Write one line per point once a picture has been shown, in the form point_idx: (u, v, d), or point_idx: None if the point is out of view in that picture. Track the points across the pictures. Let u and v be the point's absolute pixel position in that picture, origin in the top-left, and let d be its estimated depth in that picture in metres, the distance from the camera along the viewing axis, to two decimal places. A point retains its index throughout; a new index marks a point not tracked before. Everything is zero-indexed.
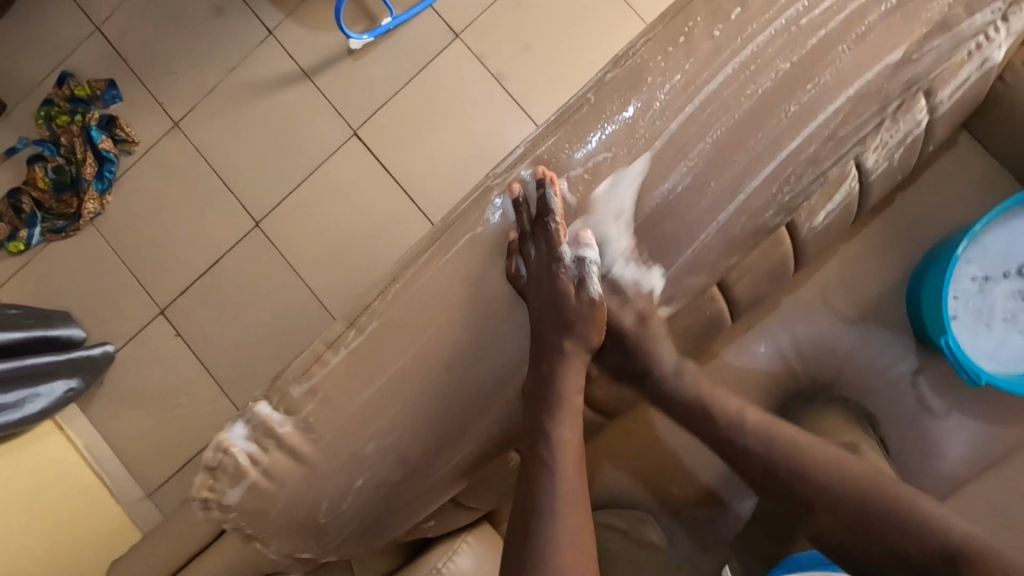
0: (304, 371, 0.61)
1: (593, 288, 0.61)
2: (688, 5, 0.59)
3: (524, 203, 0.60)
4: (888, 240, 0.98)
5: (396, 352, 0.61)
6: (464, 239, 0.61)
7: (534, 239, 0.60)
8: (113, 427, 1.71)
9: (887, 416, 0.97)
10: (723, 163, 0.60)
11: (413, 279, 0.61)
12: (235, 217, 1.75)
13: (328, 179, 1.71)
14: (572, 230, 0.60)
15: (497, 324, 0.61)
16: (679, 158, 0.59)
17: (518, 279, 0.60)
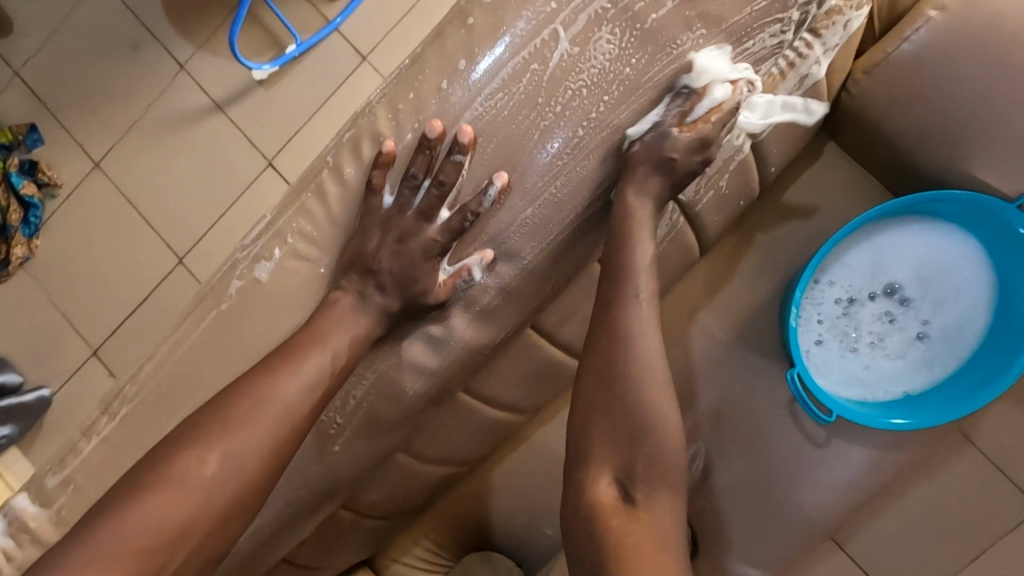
0: (59, 461, 0.59)
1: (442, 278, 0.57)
2: (422, 55, 0.55)
3: (432, 148, 0.53)
4: (761, 258, 0.90)
5: (146, 439, 0.58)
6: (212, 317, 0.58)
7: (415, 179, 0.54)
8: None
9: (762, 447, 0.90)
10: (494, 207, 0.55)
11: (162, 360, 0.59)
12: (158, 254, 1.73)
13: (245, 209, 1.68)
14: (488, 248, 0.57)
15: None
16: (420, 221, 0.55)
17: (373, 190, 0.55)
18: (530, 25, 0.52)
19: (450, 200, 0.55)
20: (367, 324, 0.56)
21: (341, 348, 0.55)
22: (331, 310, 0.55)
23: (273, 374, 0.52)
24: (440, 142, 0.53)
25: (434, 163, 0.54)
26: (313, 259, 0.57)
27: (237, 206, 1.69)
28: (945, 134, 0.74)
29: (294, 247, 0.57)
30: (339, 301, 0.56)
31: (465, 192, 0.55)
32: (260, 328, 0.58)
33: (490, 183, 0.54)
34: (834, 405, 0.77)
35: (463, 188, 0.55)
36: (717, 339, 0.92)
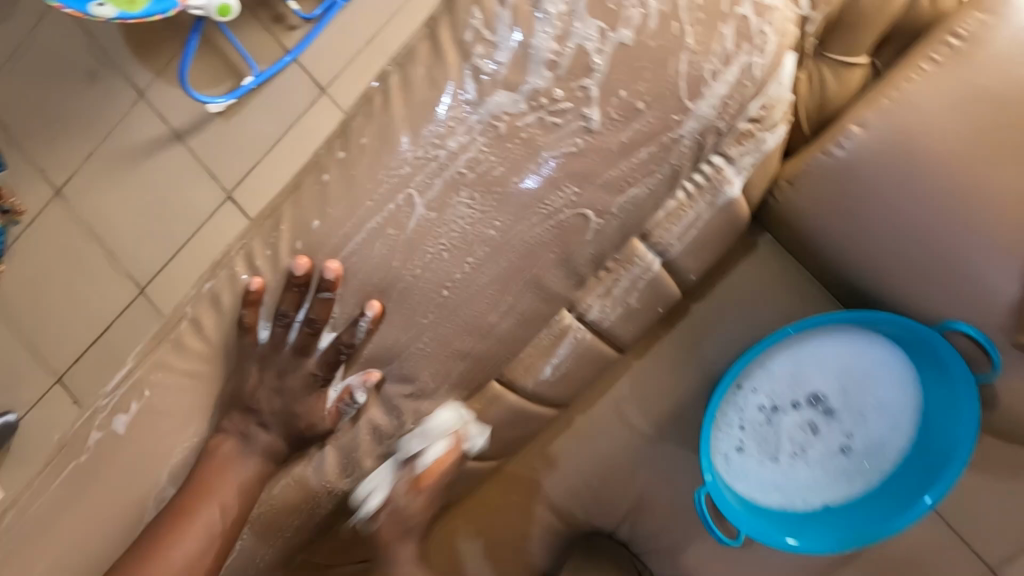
0: None
1: (330, 401, 0.54)
2: (279, 206, 0.52)
3: (298, 285, 0.50)
4: (686, 353, 0.88)
5: None
6: (69, 468, 0.56)
7: (283, 320, 0.51)
8: None
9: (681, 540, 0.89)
10: (363, 361, 0.54)
11: (21, 509, 0.56)
12: (119, 283, 1.56)
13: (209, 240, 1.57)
14: (371, 369, 0.54)
15: (98, 558, 0.55)
16: (296, 357, 0.52)
17: (244, 327, 0.52)
18: (384, 186, 0.49)
19: (323, 334, 0.52)
20: (234, 496, 0.52)
21: (198, 530, 0.50)
22: (190, 490, 0.51)
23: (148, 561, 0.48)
24: (305, 279, 0.50)
25: (305, 299, 0.51)
26: (172, 412, 0.54)
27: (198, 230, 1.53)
28: (872, 252, 0.70)
29: (150, 403, 0.54)
30: (199, 470, 0.52)
31: (339, 326, 0.52)
32: (116, 483, 0.55)
33: (362, 314, 0.51)
34: (744, 522, 0.75)
35: (337, 322, 0.52)
36: (644, 433, 0.90)
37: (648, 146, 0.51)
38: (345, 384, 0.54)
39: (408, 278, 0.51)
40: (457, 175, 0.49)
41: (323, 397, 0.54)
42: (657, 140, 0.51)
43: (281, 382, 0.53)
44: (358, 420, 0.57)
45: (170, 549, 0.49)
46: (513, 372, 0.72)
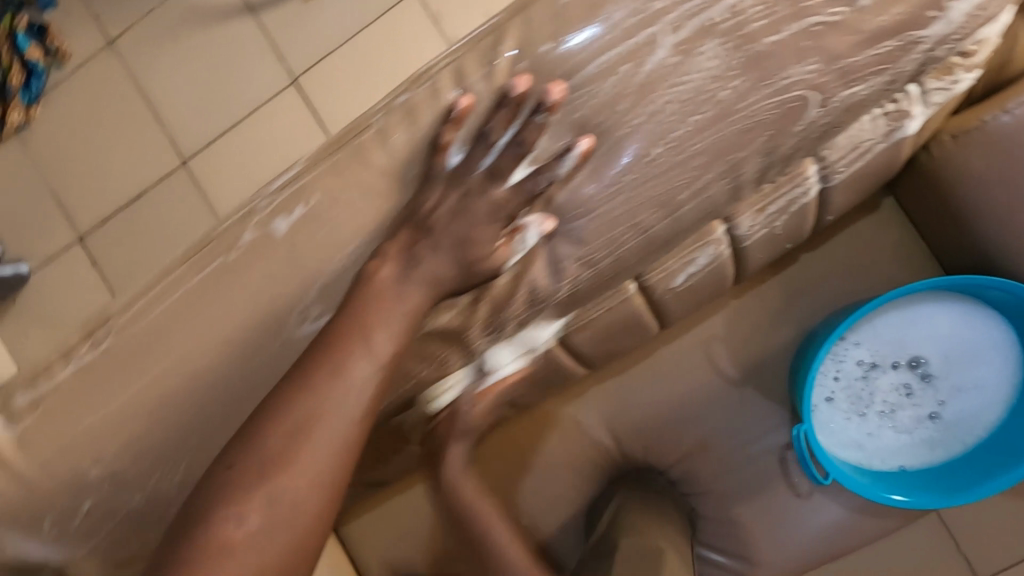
0: (30, 379, 0.55)
1: (500, 241, 0.51)
2: (502, 26, 0.50)
3: (512, 105, 0.48)
4: (785, 301, 0.88)
5: (133, 375, 0.54)
6: (213, 266, 0.53)
7: (487, 143, 0.49)
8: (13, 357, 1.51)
9: (731, 475, 0.92)
10: (546, 209, 0.51)
11: (157, 298, 0.54)
12: (160, 152, 1.44)
13: (252, 132, 1.40)
14: (546, 215, 0.52)
15: (242, 356, 0.54)
16: (487, 181, 0.49)
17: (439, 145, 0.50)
18: (628, 20, 0.48)
19: (520, 166, 0.49)
20: (397, 324, 0.50)
21: (360, 368, 0.48)
22: (354, 318, 0.49)
23: (299, 403, 0.47)
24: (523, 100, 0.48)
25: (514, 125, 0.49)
26: (337, 225, 0.52)
27: (253, 117, 1.40)
28: (1018, 221, 0.70)
29: (318, 209, 0.52)
30: (363, 293, 0.50)
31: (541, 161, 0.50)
32: (272, 286, 0.53)
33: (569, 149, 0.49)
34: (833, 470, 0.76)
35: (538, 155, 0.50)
36: (726, 374, 0.90)
37: (891, 40, 0.50)
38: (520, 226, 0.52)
39: (628, 123, 0.49)
40: (709, 23, 0.48)
41: (496, 239, 0.51)
42: (901, 35, 0.50)
43: (462, 214, 0.49)
44: (519, 279, 0.55)
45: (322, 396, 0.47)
46: (647, 280, 0.69)
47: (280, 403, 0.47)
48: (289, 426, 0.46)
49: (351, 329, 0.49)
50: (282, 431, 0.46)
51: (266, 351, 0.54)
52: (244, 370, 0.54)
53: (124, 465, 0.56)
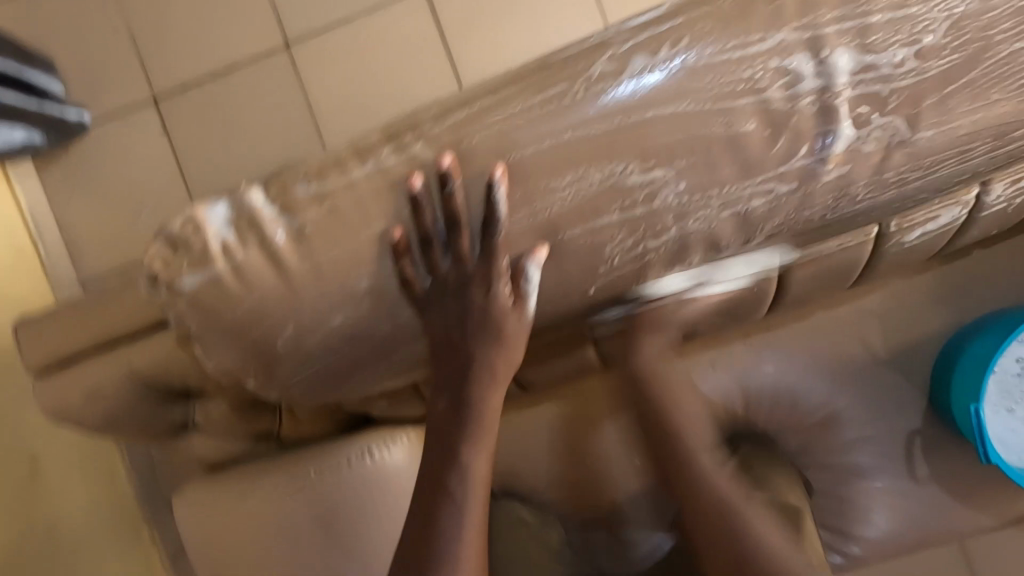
0: (318, 170, 0.51)
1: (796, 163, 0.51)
2: None
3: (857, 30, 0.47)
4: (947, 290, 0.90)
5: (436, 188, 0.50)
6: (551, 94, 0.50)
7: (886, 27, 0.47)
8: (67, 206, 1.41)
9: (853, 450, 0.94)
10: (911, 108, 0.49)
11: (480, 113, 0.51)
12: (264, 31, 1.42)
13: (369, 31, 1.41)
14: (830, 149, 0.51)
15: (558, 194, 0.51)
16: (875, 64, 0.48)
17: (772, 53, 0.48)
18: None
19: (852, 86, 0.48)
20: None
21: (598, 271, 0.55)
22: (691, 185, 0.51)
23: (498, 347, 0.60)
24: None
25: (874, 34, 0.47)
26: (700, 77, 0.49)
27: (393, 41, 1.42)
28: None
29: (687, 52, 0.49)
30: (714, 147, 0.50)
31: (924, 57, 0.48)
32: (612, 125, 0.50)
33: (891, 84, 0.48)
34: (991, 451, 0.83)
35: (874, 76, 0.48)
36: (874, 351, 0.92)
37: None
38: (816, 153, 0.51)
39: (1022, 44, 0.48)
40: None
41: (836, 135, 0.50)
42: None
43: (836, 97, 0.48)
44: (842, 181, 0.53)
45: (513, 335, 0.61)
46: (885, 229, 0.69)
47: (445, 448, 0.62)
48: (458, 464, 0.62)
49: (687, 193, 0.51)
50: (454, 468, 0.61)
51: (579, 196, 0.51)
52: (551, 211, 0.51)
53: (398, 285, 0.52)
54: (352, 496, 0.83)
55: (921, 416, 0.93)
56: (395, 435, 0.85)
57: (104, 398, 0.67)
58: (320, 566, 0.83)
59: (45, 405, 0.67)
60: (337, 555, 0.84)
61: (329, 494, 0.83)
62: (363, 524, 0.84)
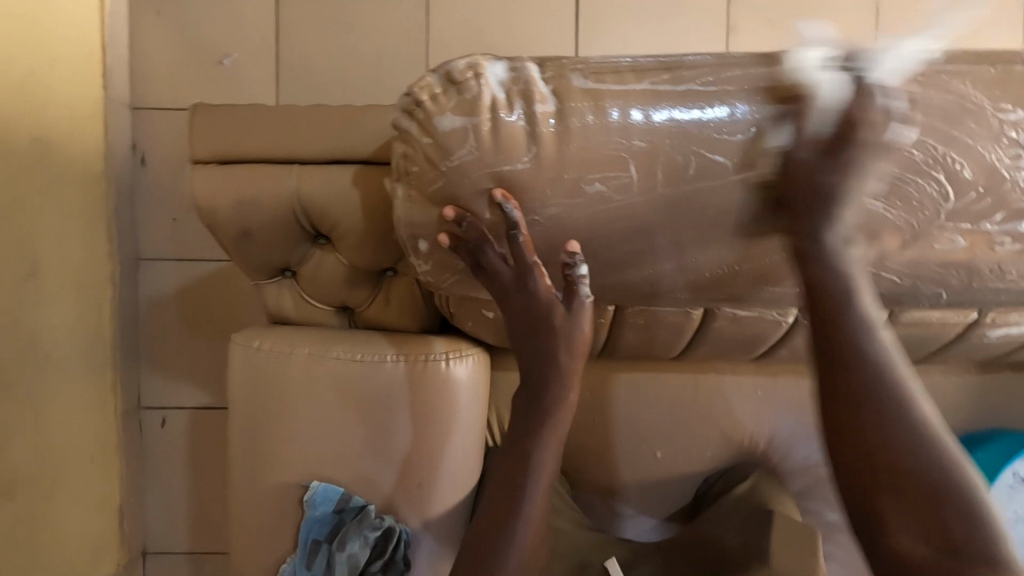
0: (594, 73, 0.54)
1: (984, 224, 0.59)
2: None
3: None
4: (971, 397, 1.01)
5: (694, 124, 0.54)
6: (824, 83, 0.55)
7: None
8: (148, 25, 1.32)
9: None
10: None
11: (754, 80, 0.55)
12: None
13: None
14: (1008, 225, 0.59)
15: (791, 173, 0.56)
16: None
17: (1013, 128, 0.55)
18: None
19: None
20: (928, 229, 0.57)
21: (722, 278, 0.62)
22: (882, 222, 0.58)
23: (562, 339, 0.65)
24: None
25: None
26: (951, 118, 0.55)
27: None
28: None
29: (947, 96, 0.55)
30: (933, 187, 0.56)
31: None
32: (864, 132, 0.55)
33: None
34: None
35: None
36: None
37: None
38: (999, 224, 0.59)
39: None
40: None
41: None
42: None
43: None
44: (1004, 256, 0.61)
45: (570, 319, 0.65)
46: (978, 319, 0.79)
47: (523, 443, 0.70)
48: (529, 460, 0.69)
49: (888, 216, 0.58)
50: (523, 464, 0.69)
51: (814, 184, 0.55)
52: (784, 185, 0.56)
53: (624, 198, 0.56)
54: (414, 394, 0.81)
55: None
56: (468, 351, 0.84)
57: (256, 208, 0.66)
58: (358, 448, 0.82)
59: (189, 194, 0.66)
60: (373, 448, 0.82)
61: (389, 385, 0.81)
62: (408, 425, 0.82)
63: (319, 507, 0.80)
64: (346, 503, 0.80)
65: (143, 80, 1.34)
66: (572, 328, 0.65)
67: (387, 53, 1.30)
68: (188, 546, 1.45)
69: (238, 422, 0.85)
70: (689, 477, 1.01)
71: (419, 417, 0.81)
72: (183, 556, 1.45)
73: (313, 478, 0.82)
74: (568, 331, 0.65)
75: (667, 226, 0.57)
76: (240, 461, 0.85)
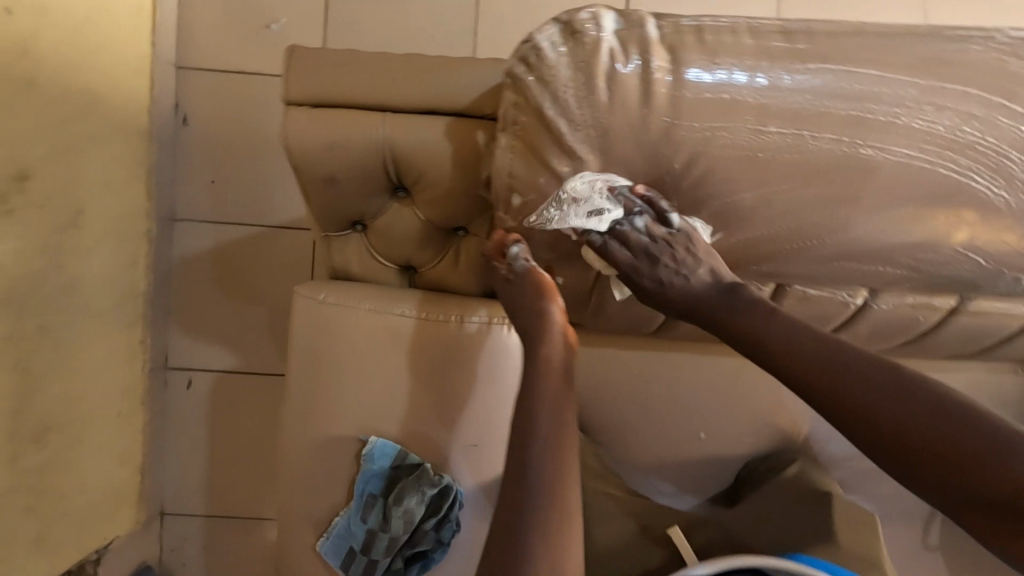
0: (711, 30, 0.54)
1: None
2: None
3: None
4: (1011, 394, 1.01)
5: (808, 89, 0.54)
6: (936, 55, 0.55)
7: None
8: None
9: (882, 501, 1.03)
10: None
11: (868, 46, 0.55)
12: None
13: None
14: None
15: (899, 144, 0.56)
16: None
17: None
18: None
19: None
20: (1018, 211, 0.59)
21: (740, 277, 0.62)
22: (983, 202, 0.58)
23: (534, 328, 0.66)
24: None
25: None
26: None
27: None
28: None
29: None
30: None
31: None
32: (974, 107, 0.55)
33: None
34: None
35: None
36: None
37: None
38: None
39: None
40: None
41: None
42: None
43: None
44: None
45: (541, 306, 0.66)
46: None
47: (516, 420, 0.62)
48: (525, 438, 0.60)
49: (989, 195, 0.58)
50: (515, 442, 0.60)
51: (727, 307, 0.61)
52: (889, 158, 0.56)
53: (728, 161, 0.56)
54: (475, 355, 0.82)
55: None
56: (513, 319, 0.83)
57: (345, 153, 0.66)
58: (416, 404, 0.82)
59: (281, 134, 0.65)
60: (431, 406, 0.82)
61: (453, 343, 0.81)
62: (470, 385, 0.82)
63: (376, 461, 0.80)
64: (403, 459, 0.81)
65: (192, 34, 1.32)
66: (549, 321, 0.66)
67: (443, 24, 1.29)
68: (206, 509, 1.45)
69: (294, 373, 0.84)
70: (729, 460, 1.01)
71: (478, 377, 0.82)
72: (201, 518, 1.45)
73: (369, 433, 0.82)
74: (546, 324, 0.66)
75: (768, 194, 0.58)
76: (293, 414, 0.84)
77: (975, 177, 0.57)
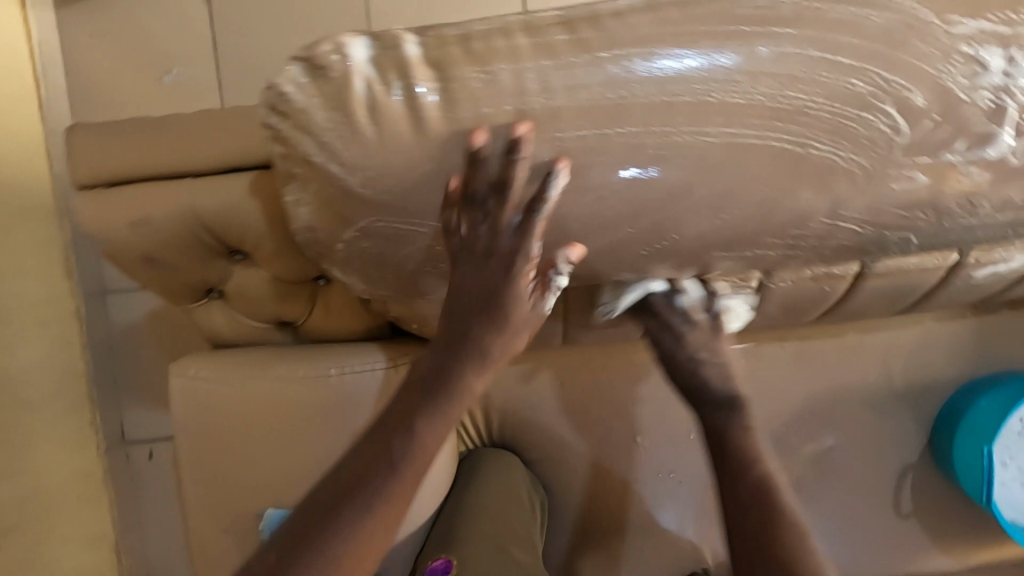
0: (480, 37, 0.48)
1: (951, 155, 0.52)
2: None
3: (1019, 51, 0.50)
4: (964, 341, 0.93)
5: (596, 82, 0.48)
6: (737, 16, 0.48)
7: None
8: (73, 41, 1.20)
9: (842, 476, 0.97)
10: None
11: (660, 20, 0.48)
12: None
13: None
14: (983, 145, 0.52)
15: (715, 124, 0.49)
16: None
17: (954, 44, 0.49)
18: None
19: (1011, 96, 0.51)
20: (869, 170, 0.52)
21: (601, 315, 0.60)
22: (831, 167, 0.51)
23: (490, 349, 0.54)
24: None
25: None
26: (883, 40, 0.48)
27: None
28: None
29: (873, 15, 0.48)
30: (879, 121, 0.50)
31: None
32: (788, 68, 0.48)
33: None
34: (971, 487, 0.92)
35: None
36: (892, 387, 0.95)
37: None
38: (965, 154, 0.52)
39: None
40: None
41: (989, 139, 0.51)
42: None
43: (1011, 98, 0.51)
44: (974, 189, 0.54)
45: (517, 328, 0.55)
46: (961, 259, 0.72)
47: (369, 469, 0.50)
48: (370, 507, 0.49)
49: (836, 160, 0.51)
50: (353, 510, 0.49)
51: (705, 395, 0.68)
52: (707, 140, 0.49)
53: (525, 177, 0.49)
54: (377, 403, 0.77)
55: (914, 454, 0.97)
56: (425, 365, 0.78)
57: (153, 228, 0.61)
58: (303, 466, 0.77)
59: (81, 219, 0.61)
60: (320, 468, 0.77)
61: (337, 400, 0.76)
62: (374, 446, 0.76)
63: None
64: None
65: None
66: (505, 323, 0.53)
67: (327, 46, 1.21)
68: None
69: (183, 454, 0.79)
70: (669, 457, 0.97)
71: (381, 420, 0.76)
72: None
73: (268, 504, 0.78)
74: (497, 326, 0.53)
75: (585, 207, 0.51)
76: (190, 493, 0.80)
77: (811, 144, 0.50)
